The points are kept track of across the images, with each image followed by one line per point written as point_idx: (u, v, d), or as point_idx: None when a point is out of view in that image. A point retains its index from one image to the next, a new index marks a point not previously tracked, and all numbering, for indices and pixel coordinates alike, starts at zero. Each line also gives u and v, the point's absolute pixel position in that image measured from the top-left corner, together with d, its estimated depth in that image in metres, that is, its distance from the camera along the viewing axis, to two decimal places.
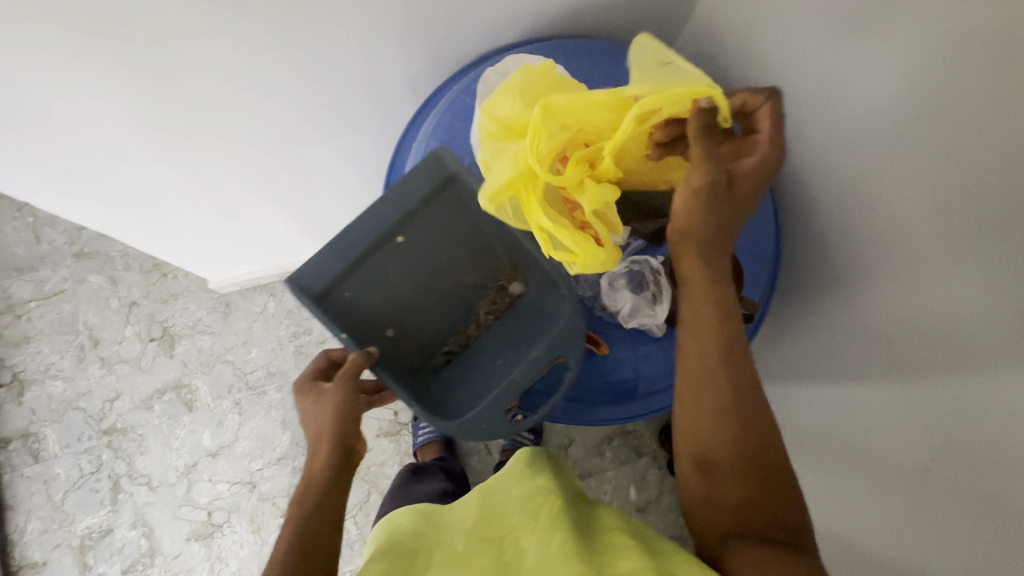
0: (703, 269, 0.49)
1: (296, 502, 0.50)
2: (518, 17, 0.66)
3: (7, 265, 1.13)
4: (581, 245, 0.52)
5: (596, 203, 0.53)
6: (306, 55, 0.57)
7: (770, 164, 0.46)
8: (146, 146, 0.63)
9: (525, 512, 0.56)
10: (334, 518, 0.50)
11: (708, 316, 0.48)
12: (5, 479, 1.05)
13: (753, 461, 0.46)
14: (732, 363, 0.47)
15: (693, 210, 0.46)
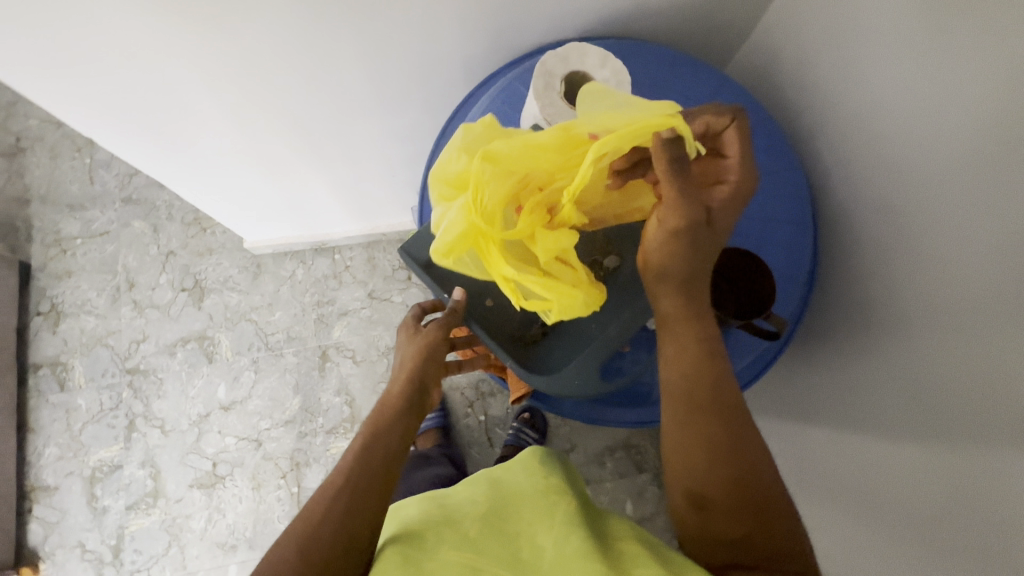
0: (684, 304, 0.48)
1: (366, 428, 0.53)
2: (581, 14, 0.67)
3: (61, 200, 1.18)
4: (554, 292, 0.48)
5: (552, 250, 0.48)
6: (370, 29, 0.59)
7: (743, 190, 0.47)
8: (210, 101, 0.65)
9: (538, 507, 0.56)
10: (395, 451, 0.52)
11: (692, 352, 0.47)
12: (30, 402, 1.09)
13: (754, 496, 0.44)
14: (722, 396, 0.46)
15: (671, 248, 0.46)
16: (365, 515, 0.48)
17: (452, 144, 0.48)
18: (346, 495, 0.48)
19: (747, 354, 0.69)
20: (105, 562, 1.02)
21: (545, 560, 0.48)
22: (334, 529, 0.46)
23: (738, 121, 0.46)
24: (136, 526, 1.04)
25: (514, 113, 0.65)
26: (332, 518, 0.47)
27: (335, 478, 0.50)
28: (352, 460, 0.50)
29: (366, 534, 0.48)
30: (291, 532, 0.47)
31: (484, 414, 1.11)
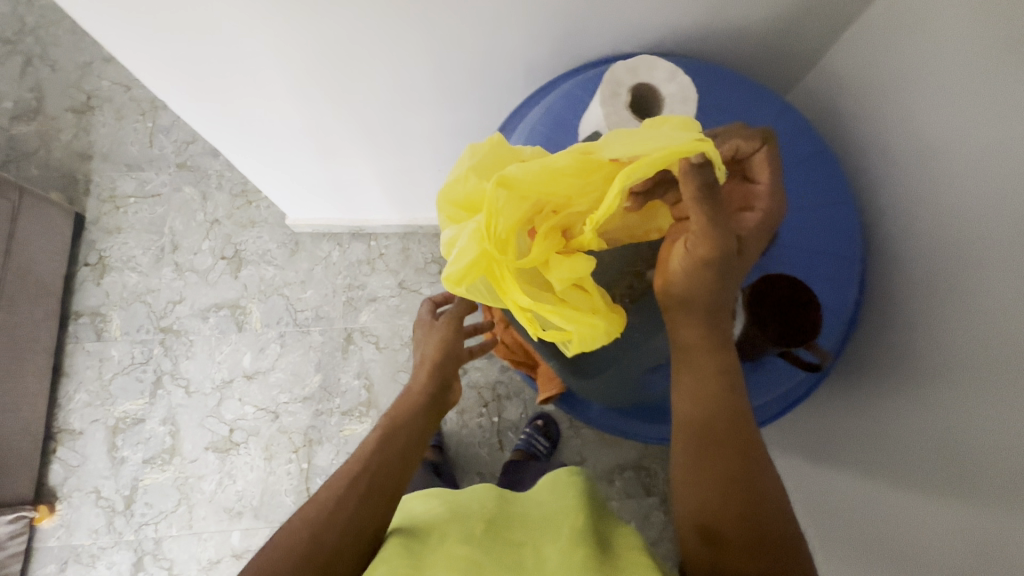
0: (707, 335, 0.46)
1: (388, 418, 0.55)
2: (648, 29, 0.67)
3: (120, 159, 1.24)
4: (574, 323, 0.47)
5: (566, 278, 0.47)
6: (445, 21, 0.60)
7: (770, 219, 0.50)
8: (280, 79, 0.68)
9: (549, 524, 0.57)
10: (414, 444, 0.54)
11: (712, 385, 0.45)
12: (67, 347, 1.13)
13: (766, 536, 0.42)
14: (739, 431, 0.44)
15: (698, 279, 0.45)
16: (381, 503, 0.50)
17: (460, 164, 0.48)
18: (365, 481, 0.50)
19: (781, 385, 0.68)
20: (117, 511, 1.05)
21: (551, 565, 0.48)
22: (350, 513, 0.48)
23: (766, 148, 0.50)
24: (150, 481, 1.06)
25: (572, 119, 0.66)
26: (351, 502, 0.48)
27: (354, 464, 0.51)
28: (373, 448, 0.52)
29: (378, 523, 0.49)
30: (307, 509, 0.48)
31: (497, 415, 1.11)
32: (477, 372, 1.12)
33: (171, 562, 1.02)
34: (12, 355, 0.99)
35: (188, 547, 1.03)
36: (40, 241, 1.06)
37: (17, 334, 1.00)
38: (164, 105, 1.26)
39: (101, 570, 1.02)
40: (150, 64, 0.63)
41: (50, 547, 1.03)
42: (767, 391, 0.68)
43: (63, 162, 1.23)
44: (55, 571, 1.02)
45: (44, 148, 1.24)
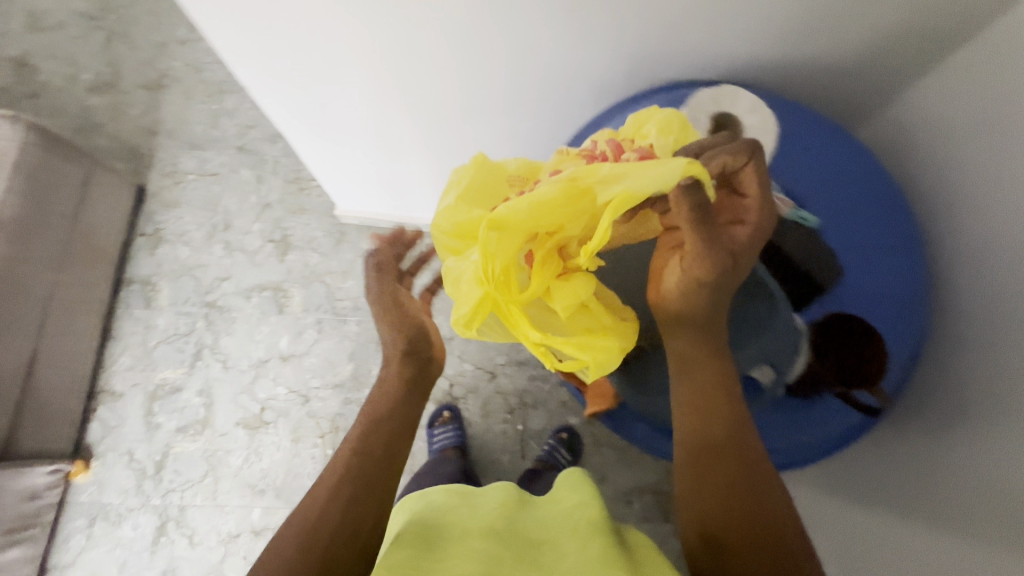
0: (702, 346, 0.50)
1: (366, 413, 0.56)
2: (722, 57, 0.69)
3: (184, 137, 1.29)
4: (589, 353, 0.50)
5: (572, 304, 0.49)
6: (532, 30, 0.62)
7: (762, 231, 0.48)
8: (360, 76, 0.70)
9: (564, 524, 0.60)
10: (397, 434, 0.55)
11: (711, 391, 0.49)
12: (117, 312, 1.18)
13: (770, 539, 0.44)
14: (741, 438, 0.47)
15: (692, 293, 0.49)
16: (371, 500, 0.51)
17: (449, 200, 0.54)
18: (350, 482, 0.51)
19: (833, 423, 0.68)
20: (147, 475, 1.08)
21: (568, 557, 0.52)
22: (339, 514, 0.49)
23: (756, 158, 0.46)
24: (181, 449, 1.09)
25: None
26: (339, 502, 0.49)
27: (337, 463, 0.52)
28: (355, 446, 0.53)
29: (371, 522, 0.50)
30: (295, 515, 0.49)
31: (522, 424, 1.11)
32: (505, 378, 1.13)
33: (192, 531, 1.05)
34: (69, 313, 1.03)
35: (209, 517, 1.05)
36: (104, 208, 1.11)
37: (75, 294, 1.04)
38: (231, 90, 1.31)
39: (126, 530, 1.06)
40: (239, 52, 0.65)
41: (81, 502, 1.07)
42: (819, 428, 0.68)
43: (131, 135, 1.29)
44: (83, 526, 1.06)
45: (115, 120, 1.30)
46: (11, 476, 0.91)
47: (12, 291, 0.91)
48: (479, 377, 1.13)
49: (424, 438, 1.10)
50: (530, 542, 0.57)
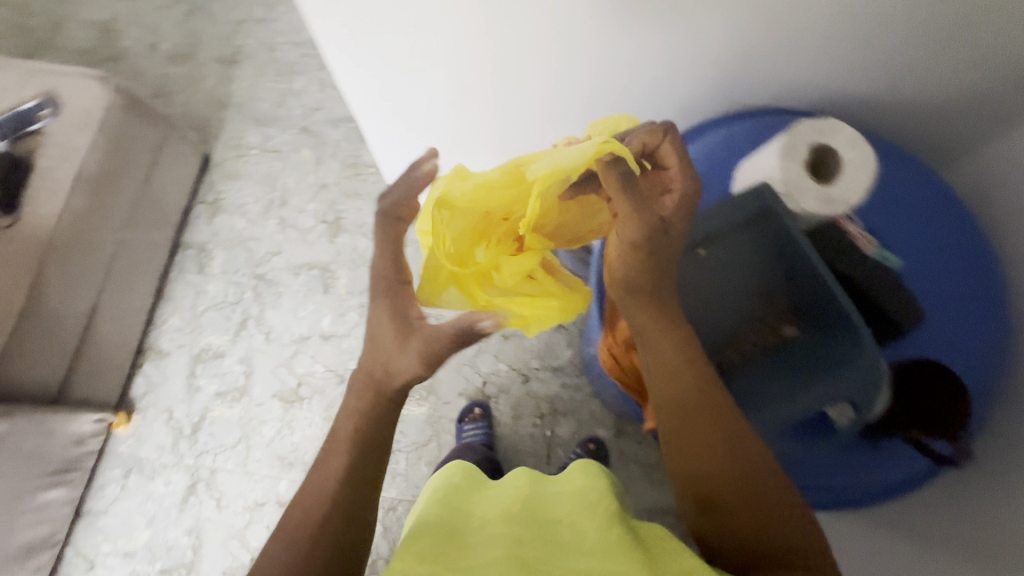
0: (655, 314, 0.55)
1: (347, 433, 0.55)
2: (809, 85, 0.68)
3: (251, 113, 1.33)
4: (531, 311, 0.59)
5: (517, 271, 0.58)
6: (631, 33, 0.61)
7: (686, 194, 0.56)
8: (446, 68, 0.70)
9: (573, 499, 0.62)
10: (379, 454, 0.55)
11: (672, 358, 0.54)
12: (172, 274, 1.22)
13: (749, 481, 0.48)
14: (708, 397, 0.52)
15: (636, 262, 0.56)
16: (356, 535, 0.51)
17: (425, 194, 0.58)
18: (338, 520, 0.51)
19: (897, 469, 0.67)
20: (183, 435, 1.11)
21: (584, 537, 0.54)
22: (327, 554, 0.49)
23: (670, 135, 0.54)
24: (217, 414, 1.12)
25: (731, 162, 0.59)
26: (325, 543, 0.50)
27: (323, 497, 0.52)
28: (342, 476, 0.53)
29: (355, 556, 0.51)
30: (278, 561, 0.48)
31: (551, 430, 1.11)
32: (538, 383, 1.13)
33: (220, 495, 1.07)
34: (130, 270, 1.07)
35: (238, 483, 1.08)
36: (173, 173, 1.15)
37: (138, 253, 1.08)
38: (300, 71, 1.35)
39: (158, 485, 1.09)
40: (341, 42, 0.67)
41: (120, 452, 1.11)
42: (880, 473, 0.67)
43: (202, 106, 1.34)
44: (119, 476, 1.10)
45: (188, 90, 1.35)
46: (62, 419, 0.95)
47: (84, 241, 0.94)
48: (513, 377, 1.14)
49: (452, 432, 1.11)
50: (544, 519, 0.59)
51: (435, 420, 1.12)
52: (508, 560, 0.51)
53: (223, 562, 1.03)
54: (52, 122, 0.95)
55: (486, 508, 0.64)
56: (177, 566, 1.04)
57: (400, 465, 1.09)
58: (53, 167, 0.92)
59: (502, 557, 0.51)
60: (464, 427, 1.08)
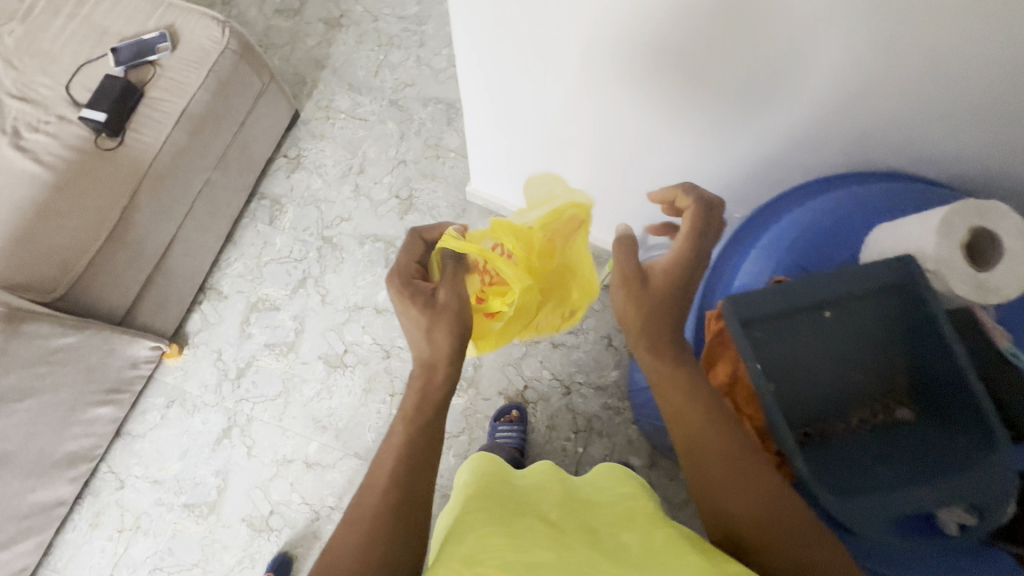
0: (655, 353, 0.51)
1: (403, 414, 0.52)
2: (946, 159, 0.64)
3: (345, 78, 1.34)
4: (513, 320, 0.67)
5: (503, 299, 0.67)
6: (767, 74, 0.59)
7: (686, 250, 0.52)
8: (568, 72, 0.70)
9: (620, 511, 0.56)
10: (437, 440, 0.52)
11: (677, 395, 0.49)
12: (243, 220, 1.24)
13: (776, 538, 0.42)
14: (712, 433, 0.47)
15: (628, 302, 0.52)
16: (415, 518, 0.47)
17: None
18: (395, 497, 0.47)
19: None
20: (228, 377, 1.14)
21: (636, 549, 0.48)
22: (389, 537, 0.46)
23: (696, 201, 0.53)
24: (263, 364, 1.14)
25: (864, 224, 0.58)
26: (387, 524, 0.46)
27: (381, 477, 0.48)
28: (400, 455, 0.50)
29: (417, 541, 0.47)
30: (342, 547, 0.45)
31: (583, 447, 1.08)
32: (579, 398, 1.11)
33: (253, 443, 1.09)
34: (211, 211, 1.10)
35: (271, 436, 1.09)
36: (265, 124, 1.17)
37: (221, 196, 1.11)
38: (400, 45, 1.35)
39: (196, 422, 1.11)
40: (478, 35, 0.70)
41: (165, 382, 1.14)
42: None
43: (300, 63, 1.36)
44: (160, 405, 1.13)
45: (291, 45, 1.38)
46: (126, 341, 0.98)
47: (179, 176, 0.99)
48: (554, 388, 1.12)
49: (484, 430, 1.10)
50: (589, 527, 0.53)
51: (470, 414, 1.11)
52: (559, 560, 0.44)
53: (244, 509, 1.05)
54: (168, 56, 1.00)
55: (524, 505, 0.58)
56: (200, 503, 1.06)
57: None
58: (163, 100, 0.98)
59: (554, 556, 0.45)
60: (500, 427, 1.06)
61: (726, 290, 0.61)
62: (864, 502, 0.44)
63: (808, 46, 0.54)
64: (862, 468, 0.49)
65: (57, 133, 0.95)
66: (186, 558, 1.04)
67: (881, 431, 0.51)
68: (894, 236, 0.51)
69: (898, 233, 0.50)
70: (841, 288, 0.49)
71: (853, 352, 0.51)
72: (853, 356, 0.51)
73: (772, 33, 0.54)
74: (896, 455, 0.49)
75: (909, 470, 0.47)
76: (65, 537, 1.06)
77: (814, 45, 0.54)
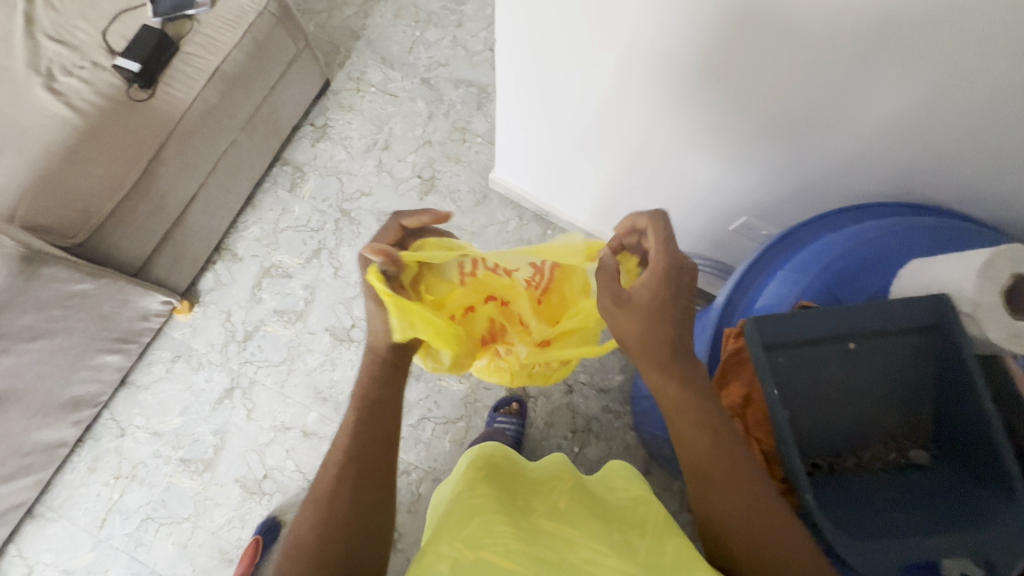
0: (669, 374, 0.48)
1: (354, 394, 0.52)
2: (990, 197, 0.62)
3: (379, 51, 1.33)
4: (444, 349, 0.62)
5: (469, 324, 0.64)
6: (812, 93, 0.57)
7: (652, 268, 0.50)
8: (610, 70, 0.68)
9: (631, 514, 0.56)
10: (391, 408, 0.52)
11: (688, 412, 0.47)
12: (264, 185, 1.24)
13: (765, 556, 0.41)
14: (718, 451, 0.45)
15: (631, 321, 0.49)
16: (376, 493, 0.48)
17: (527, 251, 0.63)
18: (353, 471, 0.47)
19: None
20: (235, 339, 1.14)
21: (640, 552, 0.47)
22: (352, 511, 0.46)
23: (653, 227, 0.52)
24: (270, 330, 1.15)
25: (899, 260, 0.57)
26: (348, 498, 0.46)
27: (337, 456, 0.49)
28: (353, 431, 0.49)
29: (381, 516, 0.47)
30: (305, 525, 0.45)
31: (580, 447, 1.08)
32: (581, 398, 1.11)
33: (253, 406, 1.10)
34: (233, 171, 1.10)
35: (272, 402, 1.10)
36: (294, 90, 1.16)
37: (244, 158, 1.12)
38: (437, 23, 1.34)
39: (200, 379, 1.12)
40: (519, 25, 0.69)
41: (173, 337, 1.15)
42: None
43: (336, 32, 1.35)
44: (167, 359, 1.14)
45: (328, 13, 1.36)
46: (139, 293, 0.99)
47: (205, 135, 1.00)
48: (557, 385, 1.12)
49: (482, 419, 1.10)
50: (597, 519, 0.53)
51: (470, 401, 1.11)
52: (562, 561, 0.44)
53: (239, 470, 1.07)
54: (206, 12, 1.00)
55: (532, 496, 0.58)
56: (196, 459, 1.08)
57: (425, 433, 1.09)
58: (197, 56, 0.98)
59: (554, 554, 0.45)
60: (499, 417, 1.06)
61: (748, 311, 0.60)
62: (878, 542, 0.43)
63: (860, 68, 0.52)
64: (872, 506, 0.48)
65: (90, 79, 0.95)
66: (178, 512, 1.05)
67: (894, 471, 0.51)
68: (933, 271, 0.50)
69: (938, 270, 0.49)
70: (871, 321, 0.48)
71: (877, 390, 0.50)
72: (875, 394, 0.50)
73: (824, 52, 0.52)
74: (910, 496, 0.48)
75: (921, 514, 0.46)
76: (63, 478, 1.08)
77: (866, 68, 0.52)
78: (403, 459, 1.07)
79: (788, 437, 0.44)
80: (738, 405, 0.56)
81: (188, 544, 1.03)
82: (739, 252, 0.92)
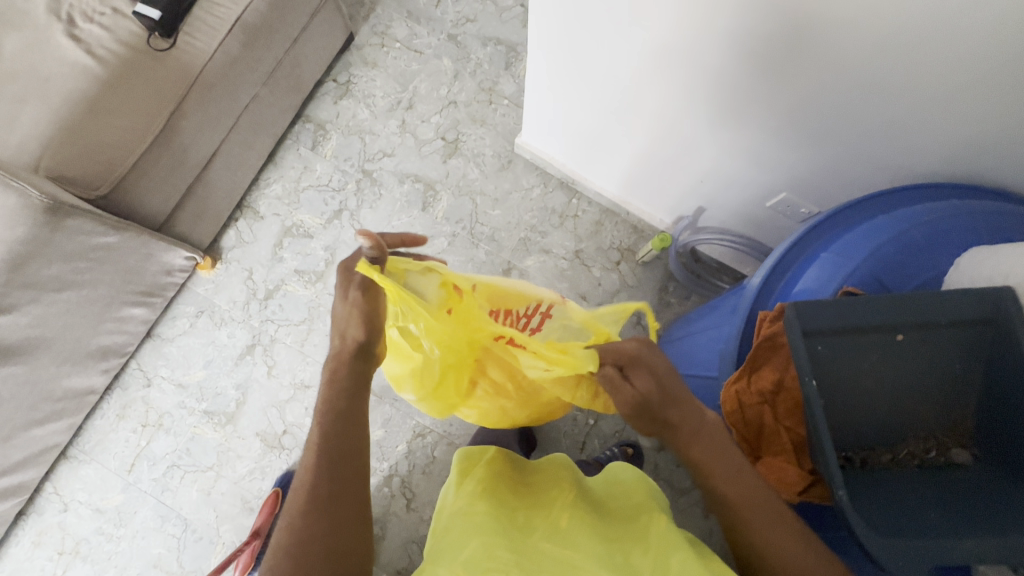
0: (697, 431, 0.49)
1: (322, 407, 0.52)
2: None
3: (405, 5, 1.27)
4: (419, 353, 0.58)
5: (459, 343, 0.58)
6: (873, 62, 0.52)
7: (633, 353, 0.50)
8: (648, 33, 0.64)
9: (633, 528, 0.55)
10: (357, 416, 0.52)
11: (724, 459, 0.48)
12: (286, 143, 1.22)
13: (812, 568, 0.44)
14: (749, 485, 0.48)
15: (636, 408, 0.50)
16: (354, 504, 0.48)
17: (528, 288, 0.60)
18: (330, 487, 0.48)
19: None
20: (256, 297, 1.15)
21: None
22: (326, 525, 0.46)
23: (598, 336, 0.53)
24: (291, 289, 1.15)
25: (957, 245, 0.53)
26: (324, 511, 0.47)
27: (308, 474, 0.49)
28: (323, 447, 0.50)
29: (358, 525, 0.48)
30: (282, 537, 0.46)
31: (594, 419, 1.07)
32: None
33: (274, 363, 1.12)
34: (254, 128, 1.09)
35: (292, 360, 1.12)
36: (317, 44, 1.13)
37: (266, 114, 1.10)
38: None
39: (222, 334, 1.14)
40: None
41: (196, 292, 1.16)
42: None
43: None
44: (190, 313, 1.16)
45: None
46: (163, 248, 1.00)
47: (227, 89, 0.98)
48: None
49: None
50: (597, 535, 0.52)
51: None
52: None
53: (259, 425, 1.09)
54: None
55: (533, 506, 0.57)
56: (219, 412, 1.11)
57: None
58: (220, 5, 0.94)
59: None
60: None
61: (786, 295, 0.58)
62: (909, 543, 0.41)
63: (935, 35, 0.47)
64: (906, 505, 0.46)
65: (110, 26, 0.93)
66: (201, 461, 1.09)
67: (932, 469, 0.49)
68: (999, 262, 0.46)
69: (1005, 261, 0.46)
70: (922, 314, 0.45)
71: (920, 386, 0.48)
72: (919, 389, 0.48)
73: (895, 16, 0.47)
74: (947, 496, 0.46)
75: (958, 515, 0.44)
76: (94, 423, 1.12)
77: (931, 31, 0.47)
78: (417, 422, 1.08)
79: (826, 433, 0.42)
80: (769, 392, 0.54)
81: (212, 492, 1.07)
82: (775, 228, 0.88)
